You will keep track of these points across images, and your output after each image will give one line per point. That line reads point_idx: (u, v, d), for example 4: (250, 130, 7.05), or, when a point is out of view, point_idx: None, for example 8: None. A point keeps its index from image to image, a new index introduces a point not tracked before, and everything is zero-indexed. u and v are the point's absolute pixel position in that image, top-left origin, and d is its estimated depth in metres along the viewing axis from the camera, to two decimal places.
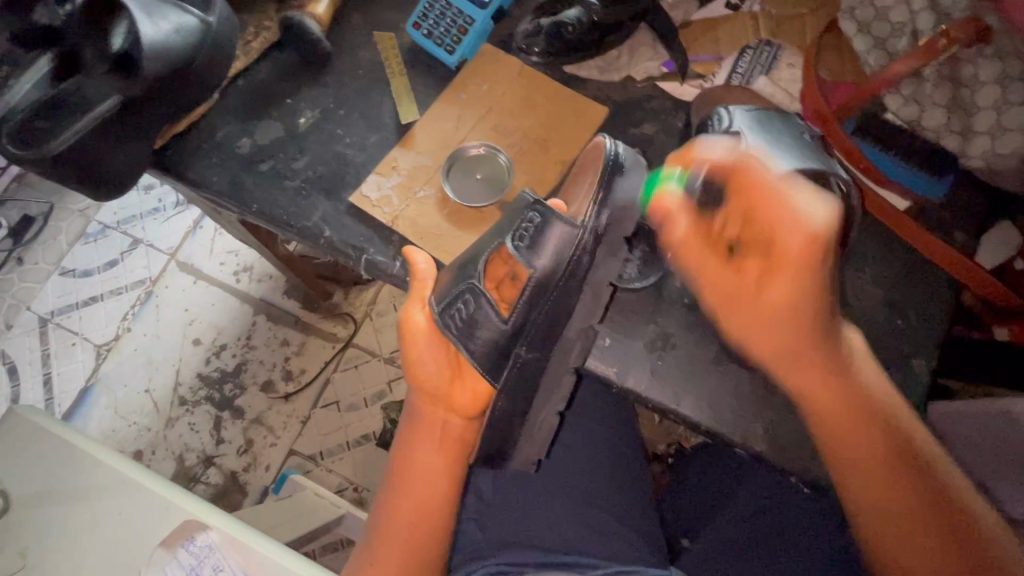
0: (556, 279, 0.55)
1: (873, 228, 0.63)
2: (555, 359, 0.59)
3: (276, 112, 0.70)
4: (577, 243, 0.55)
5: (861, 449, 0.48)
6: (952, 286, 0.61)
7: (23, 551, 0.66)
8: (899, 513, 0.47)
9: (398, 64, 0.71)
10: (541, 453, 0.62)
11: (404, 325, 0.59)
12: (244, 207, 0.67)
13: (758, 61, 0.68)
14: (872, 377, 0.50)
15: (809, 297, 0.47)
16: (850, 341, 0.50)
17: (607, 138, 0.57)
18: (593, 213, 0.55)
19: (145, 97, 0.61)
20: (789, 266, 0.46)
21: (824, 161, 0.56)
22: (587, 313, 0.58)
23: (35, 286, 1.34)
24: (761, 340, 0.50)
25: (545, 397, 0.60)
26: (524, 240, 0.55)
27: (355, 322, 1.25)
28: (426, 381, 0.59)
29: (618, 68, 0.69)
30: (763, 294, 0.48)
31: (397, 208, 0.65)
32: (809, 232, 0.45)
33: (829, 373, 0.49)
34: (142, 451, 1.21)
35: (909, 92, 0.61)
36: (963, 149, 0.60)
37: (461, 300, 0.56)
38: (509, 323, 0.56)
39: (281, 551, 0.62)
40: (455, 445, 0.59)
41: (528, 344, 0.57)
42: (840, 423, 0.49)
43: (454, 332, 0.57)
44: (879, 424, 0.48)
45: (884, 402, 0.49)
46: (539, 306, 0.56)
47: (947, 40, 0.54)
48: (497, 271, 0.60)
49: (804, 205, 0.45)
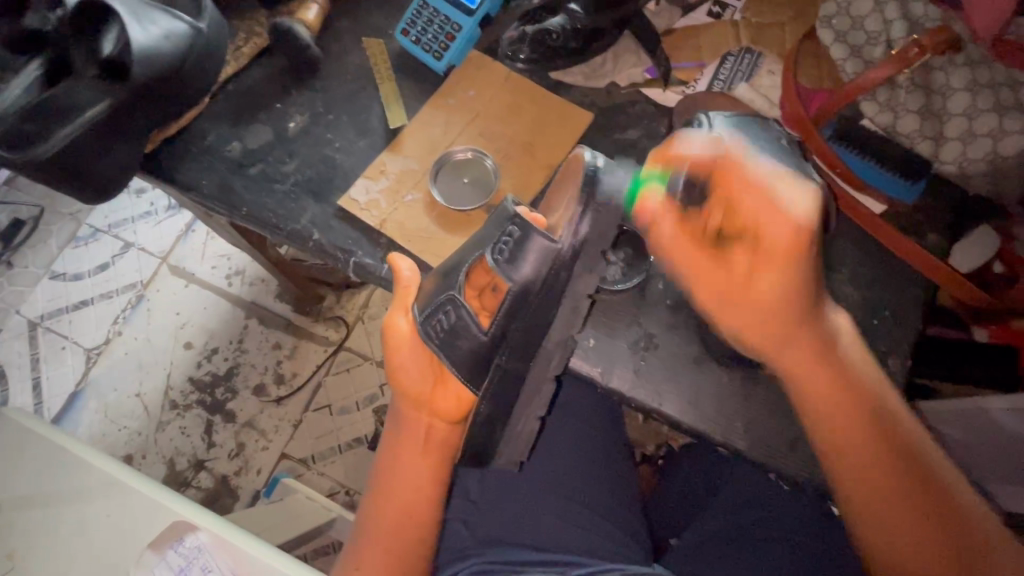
0: (535, 293, 0.57)
1: (850, 231, 0.64)
2: (537, 366, 0.60)
3: (265, 116, 0.71)
4: (555, 259, 0.56)
5: (844, 418, 0.48)
6: (929, 289, 0.62)
7: (10, 553, 0.66)
8: (877, 476, 0.47)
9: (386, 70, 0.72)
10: (523, 455, 0.63)
11: (387, 332, 0.61)
12: (233, 210, 0.68)
13: (739, 68, 0.70)
14: (856, 353, 0.50)
15: (795, 289, 0.47)
16: (839, 324, 0.50)
17: (588, 150, 0.57)
18: (570, 230, 0.56)
19: (135, 103, 0.61)
20: (778, 256, 0.47)
21: (801, 165, 0.58)
22: (566, 322, 0.59)
23: (25, 290, 1.33)
24: (749, 327, 0.50)
25: (527, 404, 0.62)
26: (503, 254, 0.56)
27: (347, 325, 1.26)
28: (409, 387, 0.60)
29: (603, 75, 0.70)
30: (752, 281, 0.49)
31: (385, 211, 0.66)
32: (800, 225, 0.46)
33: (818, 350, 0.49)
34: (132, 455, 1.21)
35: (885, 98, 0.63)
36: (937, 154, 0.62)
37: (442, 311, 0.58)
38: (487, 333, 0.58)
39: (269, 552, 0.62)
40: (438, 450, 0.59)
41: (508, 354, 0.59)
42: (824, 394, 0.49)
43: (437, 343, 0.59)
44: (868, 400, 0.48)
45: (869, 384, 0.49)
46: (518, 318, 0.58)
47: (919, 48, 0.56)
48: (479, 280, 0.61)
49: (787, 195, 0.46)
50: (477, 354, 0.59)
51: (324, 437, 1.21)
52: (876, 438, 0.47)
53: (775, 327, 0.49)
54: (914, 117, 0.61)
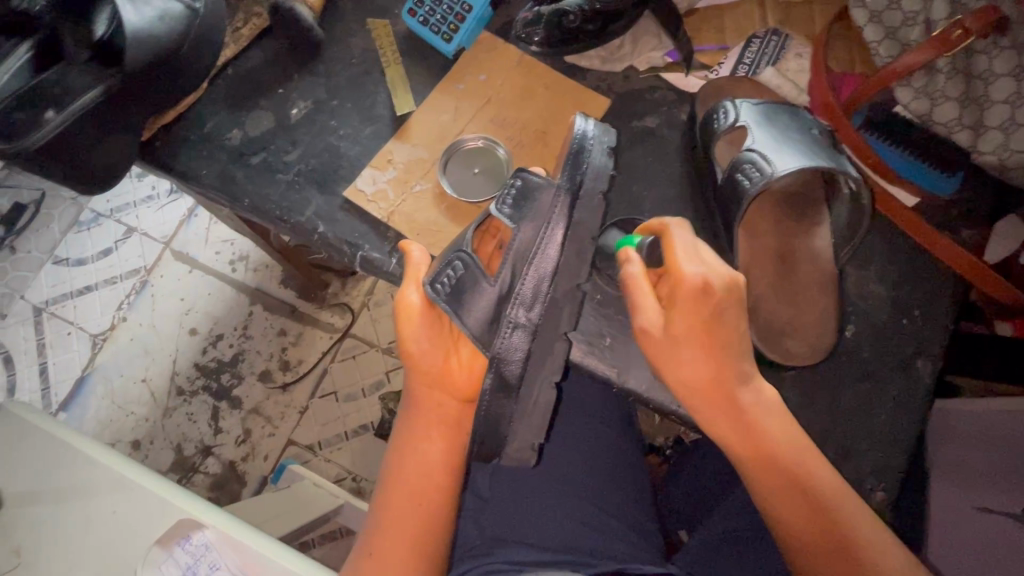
0: (540, 240, 0.52)
1: (880, 225, 0.61)
2: (548, 320, 0.53)
3: (267, 102, 0.68)
4: (558, 201, 0.52)
5: (761, 475, 0.47)
6: (959, 288, 0.60)
7: (17, 549, 0.65)
8: (797, 513, 0.46)
9: (393, 54, 0.69)
10: (540, 436, 0.56)
11: (396, 307, 0.56)
12: (235, 200, 0.65)
13: (766, 51, 0.66)
14: (775, 420, 0.47)
15: (708, 323, 0.45)
16: (760, 389, 0.47)
17: (579, 116, 0.56)
18: (567, 171, 0.53)
19: (129, 85, 0.58)
20: (687, 301, 0.45)
21: (832, 156, 0.56)
22: (572, 271, 0.54)
23: (29, 275, 1.32)
24: (682, 376, 0.46)
25: (536, 368, 0.54)
26: (508, 203, 0.52)
27: (352, 312, 1.24)
28: (419, 360, 0.56)
29: (622, 58, 0.66)
30: (669, 333, 0.46)
31: (392, 203, 0.63)
32: (700, 284, 0.44)
33: (733, 408, 0.46)
34: (140, 441, 1.21)
35: (920, 84, 0.59)
36: (975, 144, 0.58)
37: (450, 266, 0.53)
38: (498, 284, 0.53)
39: (279, 551, 0.62)
40: (452, 427, 0.56)
41: (522, 308, 0.53)
42: (745, 456, 0.47)
43: (446, 303, 0.53)
44: (788, 468, 0.46)
45: (781, 442, 0.46)
46: (528, 265, 0.53)
47: (962, 31, 0.52)
48: (486, 248, 0.60)
49: (694, 260, 0.46)
50: (493, 310, 0.54)
51: (330, 424, 1.20)
52: (802, 501, 0.46)
53: (705, 373, 0.46)
54: (953, 104, 0.58)
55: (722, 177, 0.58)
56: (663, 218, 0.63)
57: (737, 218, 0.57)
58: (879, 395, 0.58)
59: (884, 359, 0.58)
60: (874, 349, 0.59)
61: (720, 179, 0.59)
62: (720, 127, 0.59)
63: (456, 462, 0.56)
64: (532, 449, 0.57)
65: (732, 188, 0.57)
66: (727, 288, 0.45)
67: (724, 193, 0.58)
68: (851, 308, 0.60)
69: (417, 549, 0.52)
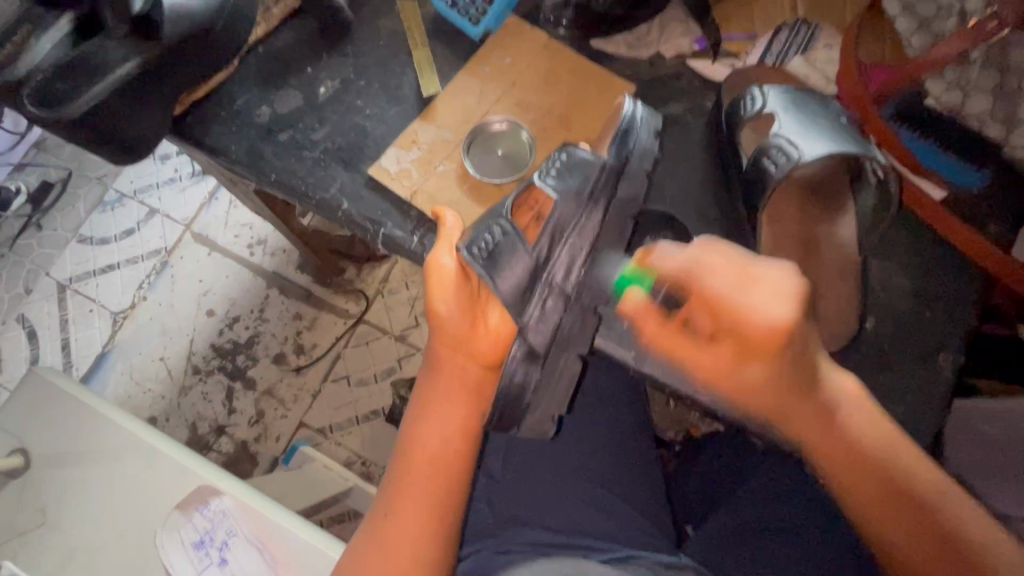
0: (580, 214, 0.57)
1: (905, 218, 0.61)
2: (580, 290, 0.57)
3: (295, 79, 0.69)
4: (602, 174, 0.57)
5: (837, 459, 0.44)
6: (984, 283, 0.59)
7: (43, 508, 0.67)
8: (869, 480, 0.43)
9: (420, 35, 0.69)
10: (562, 407, 0.60)
11: (428, 270, 0.56)
12: (261, 176, 0.66)
13: (795, 40, 0.65)
14: (859, 413, 0.45)
15: (788, 370, 0.44)
16: (838, 378, 0.45)
17: (627, 99, 0.60)
18: (614, 149, 0.58)
19: (163, 61, 0.60)
20: (761, 352, 0.43)
21: (862, 144, 0.56)
22: (611, 244, 0.58)
23: (54, 252, 1.35)
24: (754, 396, 0.46)
25: (565, 341, 0.58)
26: (552, 175, 0.57)
27: (367, 298, 1.25)
28: (448, 323, 0.56)
29: (648, 44, 0.66)
30: (739, 375, 0.46)
31: (417, 181, 0.64)
32: (781, 331, 0.42)
33: (815, 408, 0.44)
34: (156, 417, 1.23)
35: (953, 78, 0.59)
36: (1008, 138, 0.58)
37: (489, 230, 0.56)
38: (535, 253, 0.56)
39: (293, 522, 0.63)
40: (474, 394, 0.57)
41: (557, 277, 0.57)
42: (830, 453, 0.45)
43: (481, 266, 0.55)
44: (857, 448, 0.44)
45: (868, 440, 0.44)
46: (566, 239, 0.57)
47: (998, 22, 0.50)
48: (523, 218, 0.62)
49: (759, 298, 0.43)
50: (527, 278, 0.56)
51: (341, 408, 1.21)
52: (880, 482, 0.43)
53: (778, 394, 0.45)
54: (986, 96, 0.58)
55: (747, 162, 0.59)
56: (685, 206, 0.63)
57: (761, 205, 0.57)
58: (899, 390, 0.57)
59: (904, 353, 0.58)
60: (894, 342, 0.58)
61: (744, 165, 0.60)
62: (746, 114, 0.60)
63: (474, 431, 0.57)
64: (552, 420, 0.60)
65: (758, 175, 0.57)
66: (797, 323, 0.42)
67: (748, 178, 0.58)
68: (873, 301, 0.59)
69: (433, 518, 0.52)
